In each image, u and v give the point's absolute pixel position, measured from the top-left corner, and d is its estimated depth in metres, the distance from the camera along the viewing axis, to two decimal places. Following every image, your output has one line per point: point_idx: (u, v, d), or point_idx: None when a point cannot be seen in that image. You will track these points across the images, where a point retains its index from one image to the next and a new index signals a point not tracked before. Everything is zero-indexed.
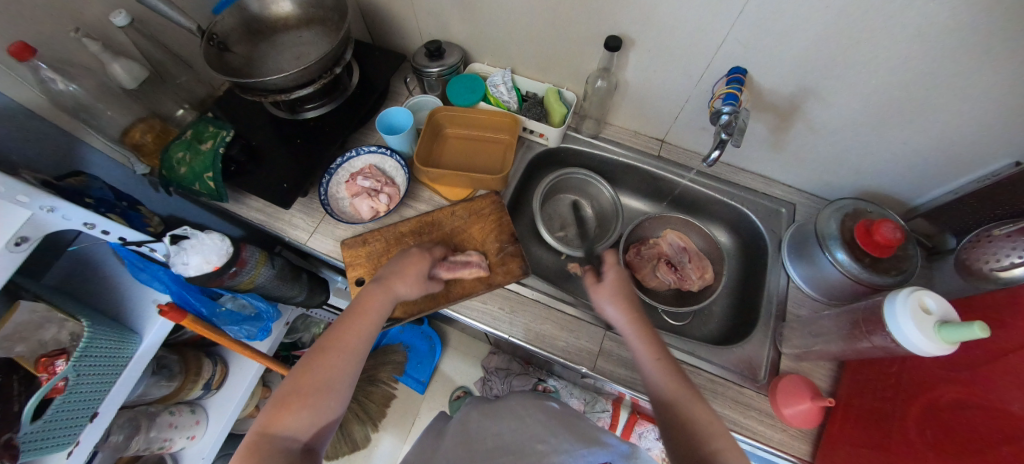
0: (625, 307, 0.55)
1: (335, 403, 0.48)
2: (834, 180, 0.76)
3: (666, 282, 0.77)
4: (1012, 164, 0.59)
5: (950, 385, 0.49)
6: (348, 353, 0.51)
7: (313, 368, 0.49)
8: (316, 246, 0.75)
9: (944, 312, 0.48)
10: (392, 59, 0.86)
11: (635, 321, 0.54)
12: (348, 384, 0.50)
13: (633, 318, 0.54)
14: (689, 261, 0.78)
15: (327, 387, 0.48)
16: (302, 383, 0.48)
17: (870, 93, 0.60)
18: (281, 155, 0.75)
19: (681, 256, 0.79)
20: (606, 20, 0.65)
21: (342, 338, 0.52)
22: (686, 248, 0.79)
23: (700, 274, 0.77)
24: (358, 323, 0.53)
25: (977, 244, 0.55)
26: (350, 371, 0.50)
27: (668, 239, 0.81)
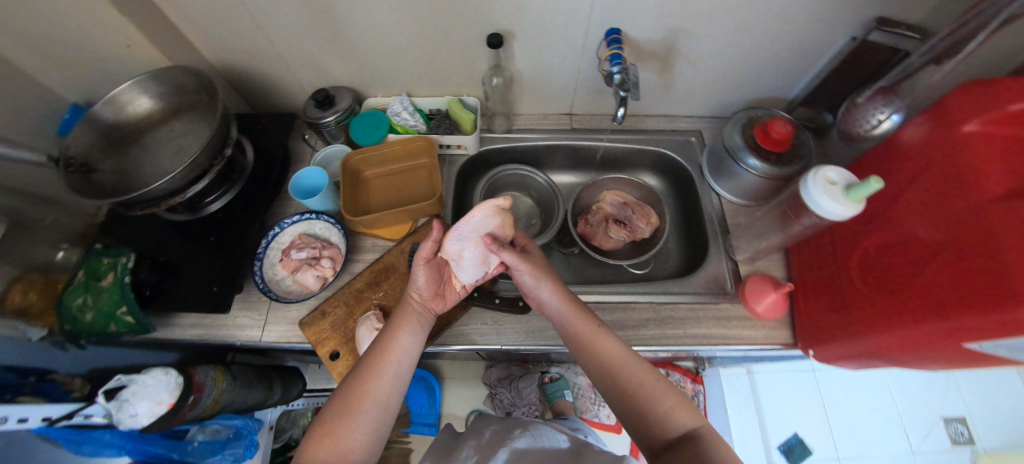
0: (557, 290, 0.58)
1: (368, 430, 0.49)
2: (724, 99, 0.84)
3: (620, 238, 0.82)
4: (850, 41, 0.70)
5: (868, 236, 0.57)
6: (383, 370, 0.52)
7: (354, 391, 0.50)
8: (273, 337, 0.69)
9: (847, 178, 0.55)
10: (282, 121, 0.82)
11: (563, 299, 0.57)
12: (381, 403, 0.50)
13: (563, 298, 0.58)
14: (634, 212, 0.83)
15: (359, 407, 0.49)
16: (348, 401, 0.49)
17: (725, 15, 0.67)
18: (195, 259, 0.68)
19: (626, 210, 0.83)
20: (480, 20, 0.67)
21: (385, 353, 0.53)
22: (628, 202, 0.84)
23: (647, 221, 0.82)
24: (398, 338, 0.55)
25: (850, 112, 0.64)
26: (399, 385, 0.52)
27: (609, 200, 0.85)
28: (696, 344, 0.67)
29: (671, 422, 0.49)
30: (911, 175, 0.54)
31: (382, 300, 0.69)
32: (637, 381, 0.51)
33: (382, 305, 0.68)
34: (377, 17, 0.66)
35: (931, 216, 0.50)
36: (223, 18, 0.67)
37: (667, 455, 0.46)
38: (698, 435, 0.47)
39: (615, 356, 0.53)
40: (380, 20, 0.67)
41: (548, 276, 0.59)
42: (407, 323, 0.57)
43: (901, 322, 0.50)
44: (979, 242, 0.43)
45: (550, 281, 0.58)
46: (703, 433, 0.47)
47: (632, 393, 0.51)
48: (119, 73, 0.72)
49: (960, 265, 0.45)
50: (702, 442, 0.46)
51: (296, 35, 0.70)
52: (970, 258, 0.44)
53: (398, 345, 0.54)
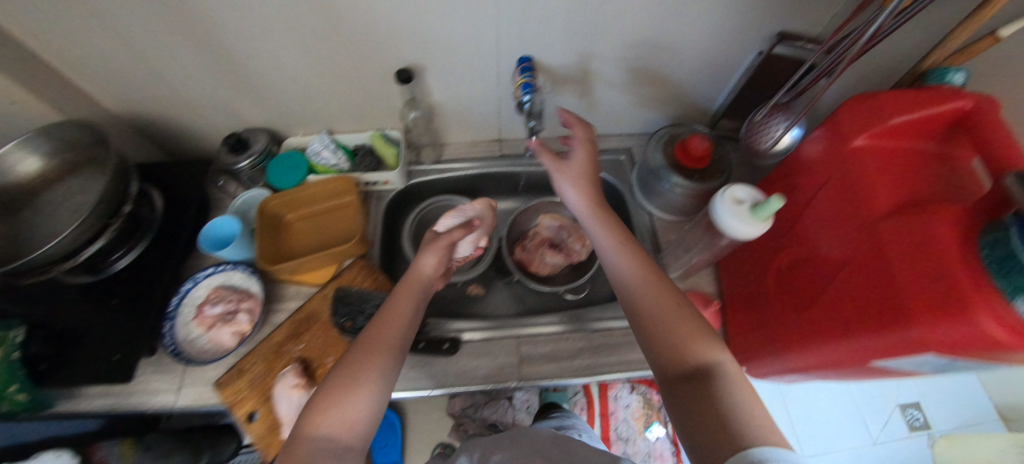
0: (585, 190, 0.60)
1: (368, 397, 0.44)
2: (649, 117, 0.85)
3: (557, 262, 0.80)
4: (758, 55, 0.71)
5: (783, 252, 0.57)
6: (376, 350, 0.47)
7: (361, 362, 0.46)
8: (189, 401, 0.64)
9: (753, 195, 0.55)
10: (197, 168, 0.78)
11: (592, 202, 0.59)
12: (383, 373, 0.46)
13: (586, 197, 0.60)
14: (569, 235, 0.82)
15: (358, 382, 0.44)
16: (363, 368, 0.46)
17: (634, 38, 0.67)
18: (97, 325, 0.63)
19: (562, 233, 0.82)
20: (387, 56, 0.66)
21: (378, 331, 0.50)
22: (564, 224, 0.83)
23: (582, 244, 0.81)
24: (394, 314, 0.52)
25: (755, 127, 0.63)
26: (393, 360, 0.48)
27: (545, 223, 0.83)
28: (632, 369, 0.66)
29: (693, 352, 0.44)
30: (812, 190, 0.54)
31: (303, 352, 0.65)
32: (686, 337, 0.45)
33: (304, 358, 0.65)
34: (280, 59, 0.65)
35: (834, 230, 0.50)
36: (115, 69, 0.64)
37: (684, 385, 0.42)
38: (713, 368, 0.42)
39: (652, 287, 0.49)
40: (285, 62, 0.65)
41: (584, 181, 0.61)
42: (405, 298, 0.54)
43: (811, 341, 0.50)
44: (874, 262, 0.43)
45: (581, 185, 0.61)
46: (721, 368, 0.42)
47: (658, 320, 0.47)
48: (8, 131, 0.67)
49: (864, 281, 0.44)
50: (724, 376, 0.41)
51: (199, 81, 0.67)
52: (872, 274, 0.43)
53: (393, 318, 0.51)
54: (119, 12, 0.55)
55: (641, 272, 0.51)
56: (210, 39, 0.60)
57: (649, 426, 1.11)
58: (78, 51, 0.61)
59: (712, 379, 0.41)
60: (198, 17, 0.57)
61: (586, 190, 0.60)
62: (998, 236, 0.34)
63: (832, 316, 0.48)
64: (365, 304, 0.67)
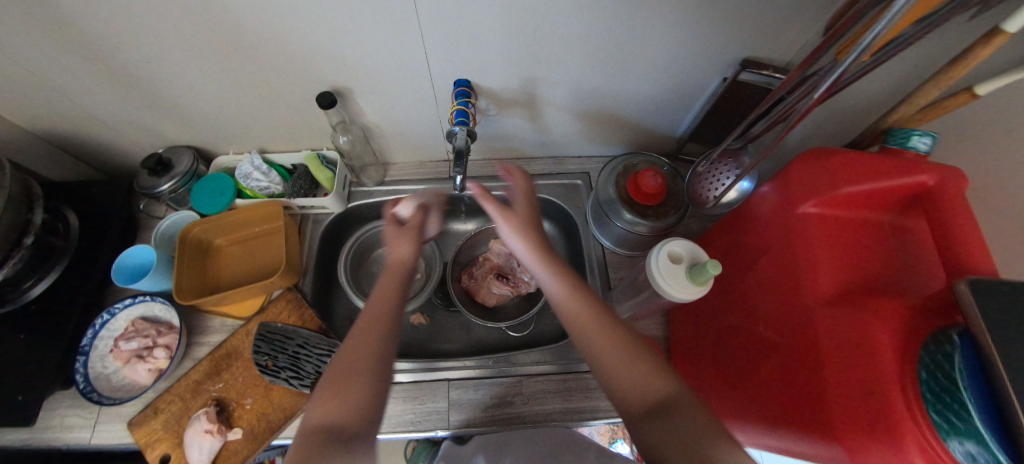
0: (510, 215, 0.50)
1: (359, 399, 0.36)
2: (608, 139, 0.79)
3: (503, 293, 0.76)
4: (722, 81, 0.64)
5: (723, 314, 0.52)
6: (366, 353, 0.39)
7: (339, 376, 0.38)
8: (104, 439, 0.62)
9: (692, 252, 0.51)
10: (120, 187, 0.73)
11: (523, 235, 0.48)
12: (376, 381, 0.38)
13: (519, 229, 0.48)
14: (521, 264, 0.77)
15: (344, 385, 0.37)
16: (337, 388, 0.37)
17: (582, 62, 0.60)
18: (3, 361, 0.60)
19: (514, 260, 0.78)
20: (307, 77, 0.60)
21: (369, 327, 0.41)
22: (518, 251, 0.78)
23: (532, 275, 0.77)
24: (376, 306, 0.43)
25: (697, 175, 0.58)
26: (379, 372, 0.38)
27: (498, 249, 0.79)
28: (567, 420, 0.62)
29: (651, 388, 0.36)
30: (757, 251, 0.49)
31: (220, 392, 0.62)
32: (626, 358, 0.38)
33: (221, 399, 0.62)
34: (188, 78, 0.59)
35: (773, 304, 0.45)
36: (11, 88, 0.59)
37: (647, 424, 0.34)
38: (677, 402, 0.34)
39: (585, 324, 0.41)
40: (194, 81, 0.60)
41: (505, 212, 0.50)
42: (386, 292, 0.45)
43: (738, 420, 0.47)
44: (806, 358, 0.39)
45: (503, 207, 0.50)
46: (680, 400, 0.35)
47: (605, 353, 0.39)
48: None
49: (795, 374, 0.40)
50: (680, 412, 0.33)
51: (106, 100, 0.62)
52: (804, 370, 0.39)
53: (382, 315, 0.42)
54: None
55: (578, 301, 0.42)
56: (105, 59, 0.55)
57: (614, 442, 1.06)
58: None
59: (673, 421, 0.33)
60: (84, 36, 0.52)
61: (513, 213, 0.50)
62: (943, 373, 0.30)
63: (762, 402, 0.43)
64: (292, 342, 0.65)
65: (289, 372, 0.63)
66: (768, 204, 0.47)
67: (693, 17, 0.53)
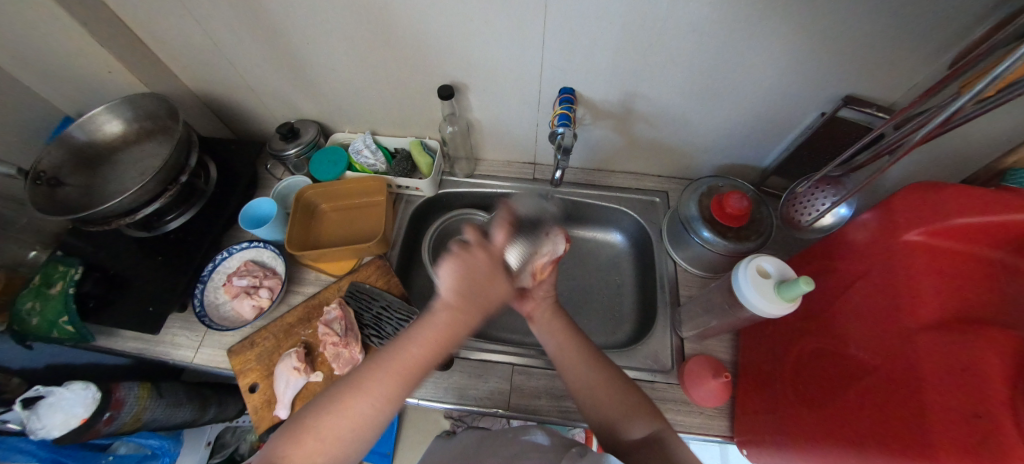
0: (561, 328, 0.57)
1: (363, 427, 0.43)
2: (690, 163, 0.81)
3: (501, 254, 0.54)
4: (820, 115, 0.66)
5: (807, 338, 0.53)
6: (367, 398, 0.43)
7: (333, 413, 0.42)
8: (204, 361, 0.69)
9: (781, 271, 0.52)
10: (252, 148, 0.85)
11: (563, 334, 0.57)
12: (360, 431, 0.43)
13: (561, 333, 0.57)
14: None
15: (326, 431, 0.42)
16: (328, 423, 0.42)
17: (684, 83, 0.65)
18: (141, 276, 0.70)
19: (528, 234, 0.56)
20: (434, 72, 0.68)
21: (389, 380, 0.44)
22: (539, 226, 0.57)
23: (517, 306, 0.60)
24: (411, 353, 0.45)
25: (792, 200, 0.62)
26: (375, 421, 0.43)
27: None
28: None
29: (631, 427, 0.49)
30: (852, 278, 0.50)
31: (309, 337, 0.69)
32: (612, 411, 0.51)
33: (308, 343, 0.68)
34: (336, 61, 0.69)
35: (868, 330, 0.45)
36: (198, 56, 0.72)
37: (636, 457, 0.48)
38: (656, 441, 0.48)
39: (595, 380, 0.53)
40: (342, 66, 0.70)
41: (557, 319, 0.58)
42: (412, 356, 0.45)
43: (815, 444, 0.46)
44: (903, 381, 0.39)
45: (557, 324, 0.57)
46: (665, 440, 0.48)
47: (603, 400, 0.52)
48: (106, 94, 0.78)
49: (891, 396, 0.40)
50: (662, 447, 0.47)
51: (265, 73, 0.73)
52: (901, 390, 0.39)
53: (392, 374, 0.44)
54: (206, 7, 0.62)
55: (592, 373, 0.54)
56: (277, 37, 0.66)
57: None
58: (169, 37, 0.69)
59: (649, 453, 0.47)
60: (271, 18, 0.63)
61: (564, 328, 0.57)
62: None
63: (848, 424, 0.43)
64: (376, 302, 0.70)
65: (371, 331, 0.68)
66: (869, 231, 0.49)
67: (801, 51, 0.57)
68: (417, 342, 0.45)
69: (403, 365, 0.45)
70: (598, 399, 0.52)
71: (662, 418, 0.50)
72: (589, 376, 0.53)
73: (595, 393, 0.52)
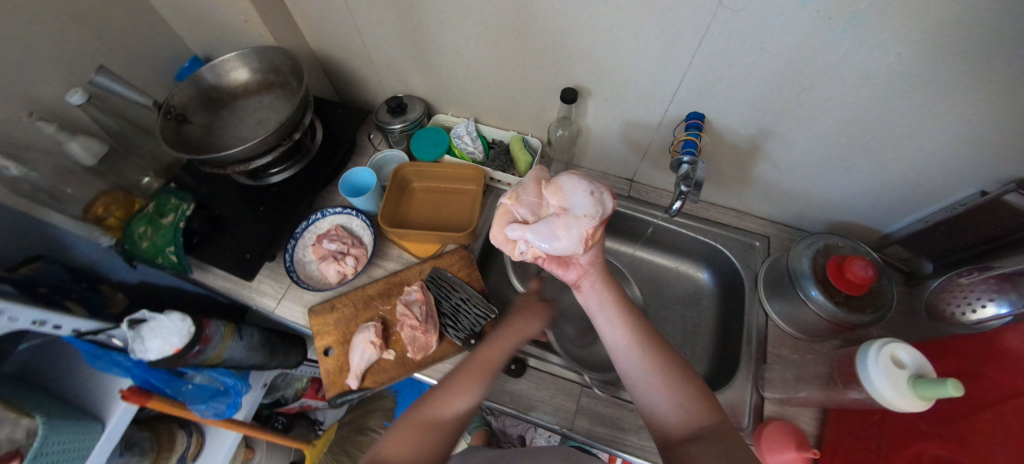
0: (613, 294, 0.59)
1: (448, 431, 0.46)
2: (805, 212, 0.75)
3: (525, 211, 0.58)
4: (978, 194, 0.59)
5: (930, 439, 0.48)
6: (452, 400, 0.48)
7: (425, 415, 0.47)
8: (285, 314, 0.72)
9: (919, 365, 0.47)
10: (356, 115, 0.86)
11: (616, 296, 0.59)
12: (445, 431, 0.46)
13: (612, 296, 0.59)
14: (552, 203, 0.57)
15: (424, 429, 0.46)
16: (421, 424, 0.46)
17: (831, 131, 0.59)
18: (243, 222, 0.73)
19: (573, 199, 0.56)
20: (561, 72, 0.66)
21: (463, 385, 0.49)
22: (583, 189, 0.56)
23: (563, 272, 0.62)
24: (475, 364, 0.52)
25: (947, 288, 0.56)
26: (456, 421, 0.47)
27: (524, 185, 0.61)
28: None
29: (684, 415, 0.46)
30: (1009, 393, 0.44)
31: (386, 314, 0.70)
32: (660, 390, 0.49)
33: (385, 320, 0.69)
34: (462, 45, 0.68)
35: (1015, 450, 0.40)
36: (329, 18, 0.73)
37: (690, 446, 0.43)
38: (716, 436, 0.43)
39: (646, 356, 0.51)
40: (466, 51, 0.69)
41: (607, 285, 0.60)
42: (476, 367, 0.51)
43: None
44: None
45: (605, 288, 0.59)
46: (721, 432, 0.44)
47: (655, 381, 0.49)
48: (235, 41, 0.81)
49: None
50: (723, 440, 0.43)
51: (389, 45, 0.73)
52: None
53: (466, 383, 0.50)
54: None
55: (644, 354, 0.52)
56: (412, 11, 0.65)
57: None
58: None
59: (710, 444, 0.43)
60: None
61: (615, 293, 0.59)
62: None
63: None
64: (456, 294, 0.70)
65: (448, 321, 0.68)
66: None
67: (988, 122, 0.50)
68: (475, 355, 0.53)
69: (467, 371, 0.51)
70: (645, 373, 0.50)
71: (725, 416, 0.46)
72: (640, 352, 0.52)
73: (646, 373, 0.50)
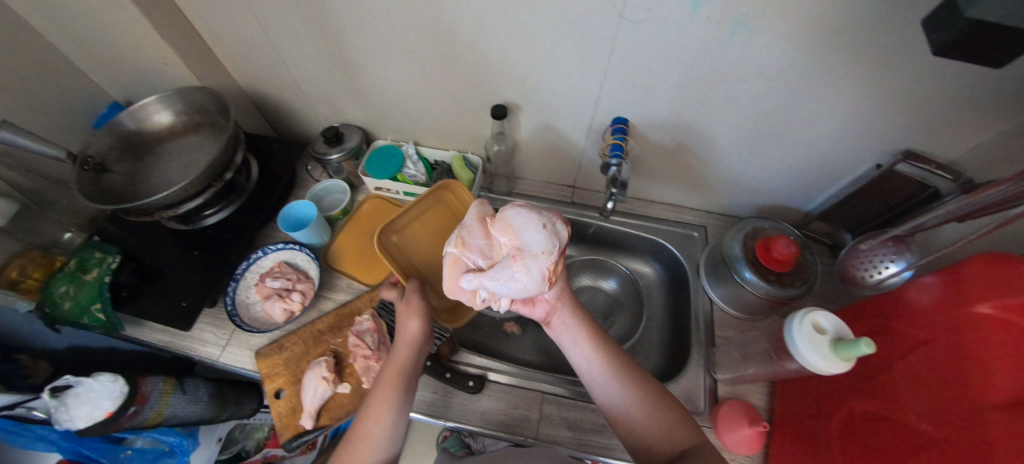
0: (586, 327, 0.59)
1: (388, 438, 0.51)
2: (733, 200, 0.81)
3: (478, 255, 0.56)
4: (874, 167, 0.65)
5: (858, 399, 0.51)
6: (378, 412, 0.52)
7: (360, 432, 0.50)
8: (230, 360, 0.69)
9: (837, 329, 0.50)
10: (294, 148, 0.85)
11: (590, 329, 0.59)
12: (386, 441, 0.50)
13: (586, 329, 0.59)
14: (505, 243, 0.54)
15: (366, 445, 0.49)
16: (357, 444, 0.50)
17: (740, 124, 0.64)
18: (177, 269, 0.70)
19: (526, 237, 0.53)
20: (489, 91, 0.68)
21: (383, 391, 0.53)
22: (535, 224, 0.53)
23: (530, 308, 0.60)
24: (391, 367, 0.56)
25: (852, 255, 0.61)
26: (392, 430, 0.51)
27: (469, 228, 0.58)
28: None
29: (672, 439, 0.49)
30: (913, 342, 0.49)
31: (338, 347, 0.68)
32: (642, 419, 0.51)
33: (337, 352, 0.67)
34: (391, 71, 0.69)
35: (931, 402, 0.44)
36: (254, 56, 0.73)
37: None
38: (693, 451, 0.47)
39: (630, 389, 0.53)
40: (396, 76, 0.70)
41: (578, 318, 0.60)
42: (398, 367, 0.56)
43: None
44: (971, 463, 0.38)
45: (577, 321, 0.60)
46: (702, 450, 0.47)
47: (640, 415, 0.51)
48: (158, 85, 0.79)
49: None
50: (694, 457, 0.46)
51: (318, 76, 0.74)
52: None
53: (385, 390, 0.54)
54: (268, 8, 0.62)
55: (624, 384, 0.54)
56: (336, 42, 0.66)
57: None
58: (227, 34, 0.69)
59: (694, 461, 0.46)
60: (333, 23, 0.63)
61: (589, 326, 0.59)
62: None
63: None
64: None
65: None
66: (932, 295, 0.49)
67: (868, 103, 0.56)
68: (392, 360, 0.57)
69: (388, 374, 0.55)
70: (635, 406, 0.52)
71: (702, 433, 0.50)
72: (623, 385, 0.54)
73: (632, 408, 0.52)
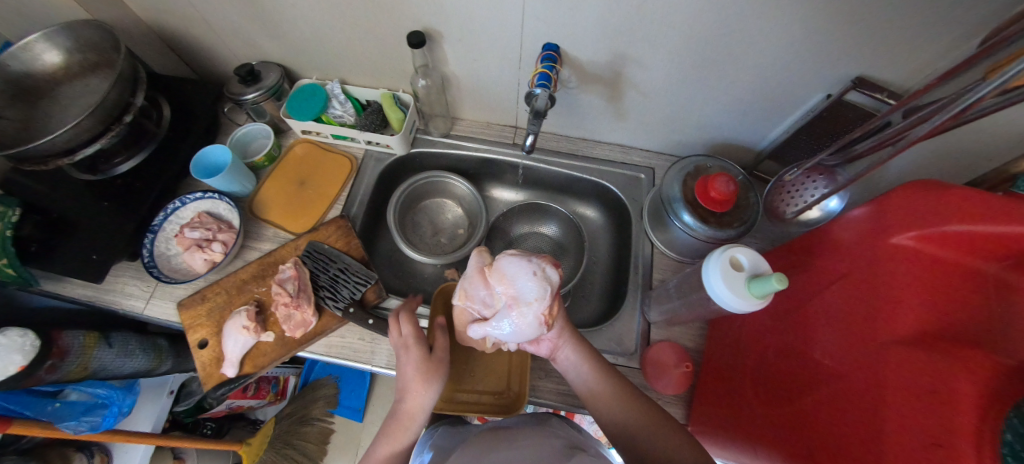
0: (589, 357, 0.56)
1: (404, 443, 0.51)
2: (681, 138, 0.76)
3: (478, 305, 0.53)
4: (825, 97, 0.59)
5: (774, 337, 0.50)
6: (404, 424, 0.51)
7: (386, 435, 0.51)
8: (155, 313, 0.67)
9: (755, 264, 0.48)
10: (211, 90, 0.79)
11: (591, 357, 0.55)
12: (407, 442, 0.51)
13: (589, 359, 0.55)
14: (500, 291, 0.51)
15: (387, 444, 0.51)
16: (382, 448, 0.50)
17: (681, 49, 0.58)
18: (87, 221, 0.66)
19: (520, 285, 0.50)
20: (403, 15, 0.61)
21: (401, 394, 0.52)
22: (527, 269, 0.51)
23: (536, 348, 0.57)
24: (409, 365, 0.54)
25: (780, 188, 0.60)
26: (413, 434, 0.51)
27: (469, 278, 0.56)
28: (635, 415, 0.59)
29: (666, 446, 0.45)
30: (831, 278, 0.46)
31: (262, 296, 0.66)
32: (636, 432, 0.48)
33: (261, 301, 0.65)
34: None
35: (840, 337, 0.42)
36: None
37: None
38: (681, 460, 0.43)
39: (631, 411, 0.50)
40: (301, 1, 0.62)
41: (580, 348, 0.56)
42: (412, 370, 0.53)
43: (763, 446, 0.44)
44: (866, 400, 0.36)
45: (580, 349, 0.56)
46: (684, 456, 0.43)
47: (637, 432, 0.48)
48: (45, 18, 0.70)
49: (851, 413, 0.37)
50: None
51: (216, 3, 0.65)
52: (861, 408, 0.36)
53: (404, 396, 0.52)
54: None
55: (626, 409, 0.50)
56: None
57: None
58: None
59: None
60: None
61: (592, 356, 0.55)
62: None
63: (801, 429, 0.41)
64: (334, 264, 0.67)
65: (326, 293, 0.65)
66: (855, 230, 0.45)
67: (817, 19, 0.49)
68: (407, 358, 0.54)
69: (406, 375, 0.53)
70: (639, 432, 0.48)
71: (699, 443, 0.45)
72: (619, 405, 0.51)
73: (633, 434, 0.48)
